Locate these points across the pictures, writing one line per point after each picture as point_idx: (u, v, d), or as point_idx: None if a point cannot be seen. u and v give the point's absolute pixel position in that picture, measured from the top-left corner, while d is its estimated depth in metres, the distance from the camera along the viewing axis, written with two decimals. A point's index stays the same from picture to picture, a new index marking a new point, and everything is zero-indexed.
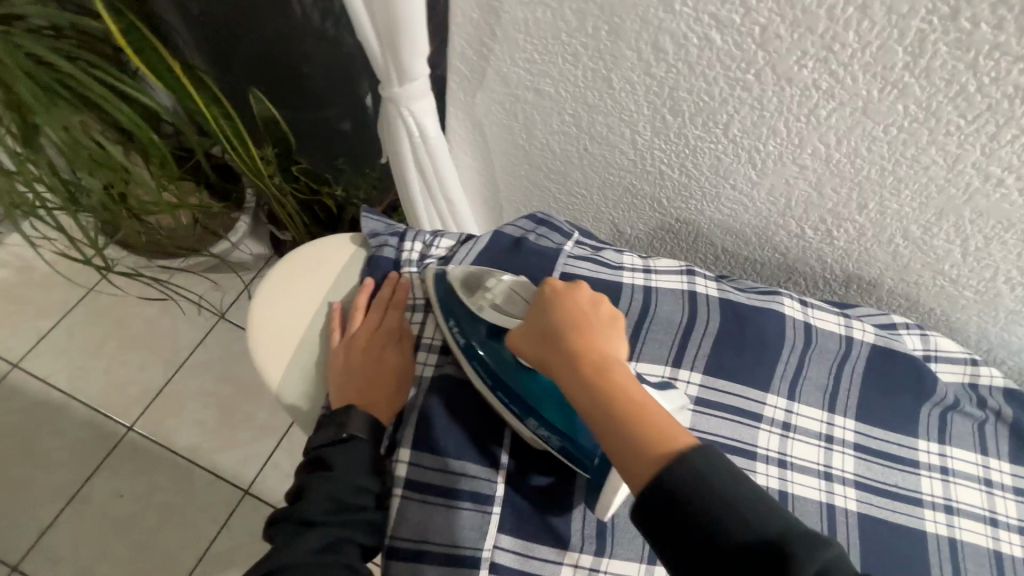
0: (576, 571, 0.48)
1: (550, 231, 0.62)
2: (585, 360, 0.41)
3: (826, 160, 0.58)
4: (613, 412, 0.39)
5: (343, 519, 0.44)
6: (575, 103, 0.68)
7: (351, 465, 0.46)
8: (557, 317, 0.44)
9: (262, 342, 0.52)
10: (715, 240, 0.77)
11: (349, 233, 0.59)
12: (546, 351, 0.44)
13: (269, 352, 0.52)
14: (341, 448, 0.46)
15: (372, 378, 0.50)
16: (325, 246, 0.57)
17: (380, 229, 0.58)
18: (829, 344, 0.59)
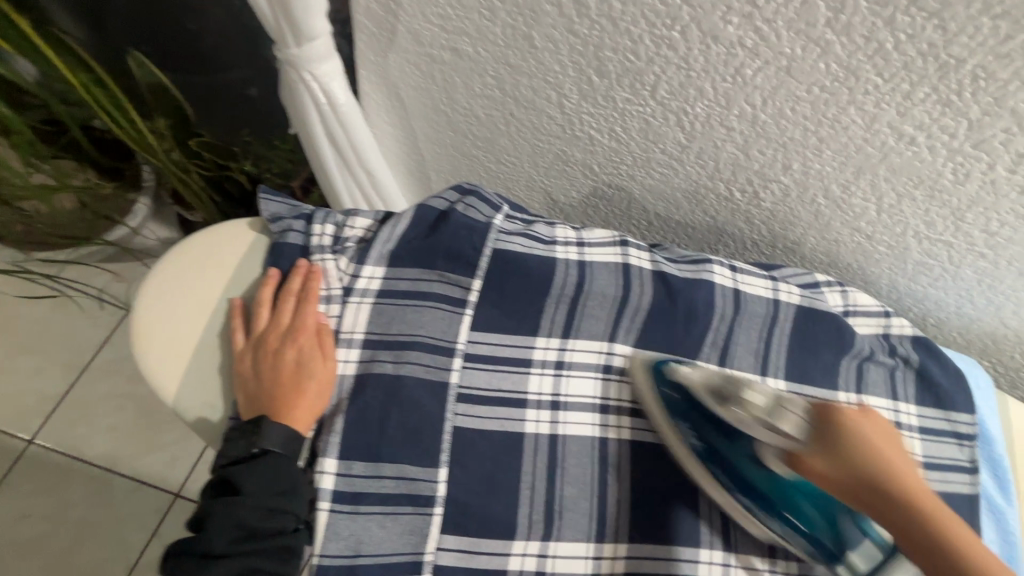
0: (525, 559, 0.47)
1: (479, 202, 0.55)
2: (917, 493, 0.40)
3: (753, 122, 0.57)
4: (933, 547, 0.38)
5: (253, 546, 0.41)
6: (496, 65, 0.63)
7: (260, 487, 0.41)
8: (888, 455, 0.42)
9: (151, 353, 0.46)
10: (648, 205, 0.76)
11: (247, 218, 0.52)
12: (854, 479, 0.42)
13: (162, 363, 0.45)
14: (249, 467, 0.42)
15: (289, 379, 0.44)
16: (219, 234, 0.50)
17: (283, 212, 0.52)
18: (757, 308, 0.59)
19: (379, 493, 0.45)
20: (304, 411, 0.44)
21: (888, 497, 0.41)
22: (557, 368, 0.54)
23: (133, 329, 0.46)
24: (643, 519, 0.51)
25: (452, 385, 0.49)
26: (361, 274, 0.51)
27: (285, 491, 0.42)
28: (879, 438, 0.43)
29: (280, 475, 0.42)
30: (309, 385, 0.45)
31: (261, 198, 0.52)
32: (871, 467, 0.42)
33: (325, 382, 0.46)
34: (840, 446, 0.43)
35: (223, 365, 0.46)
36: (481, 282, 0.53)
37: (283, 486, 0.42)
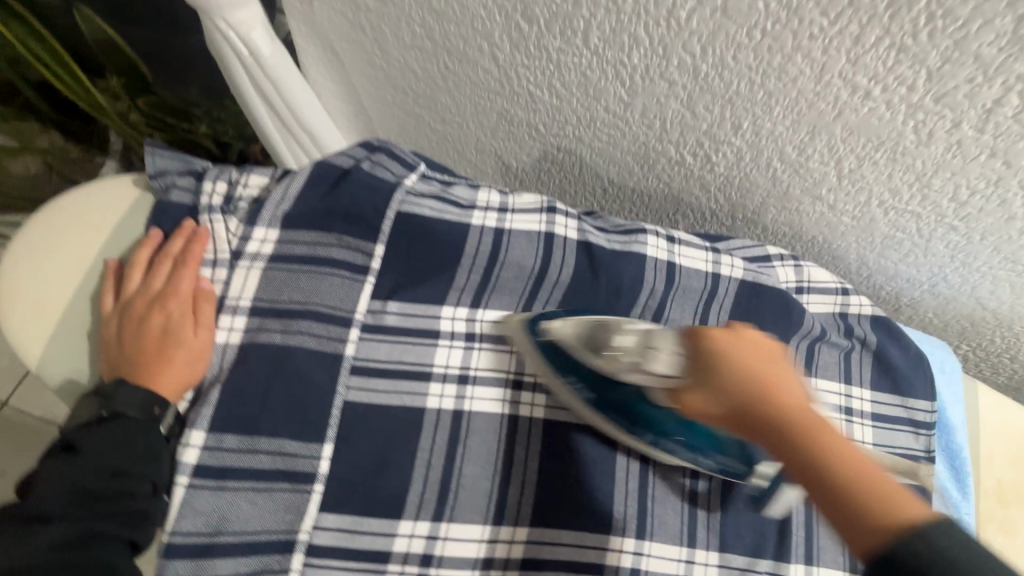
0: (412, 540, 0.44)
1: (387, 160, 0.51)
2: (803, 421, 0.31)
3: (694, 74, 0.51)
4: (837, 478, 0.29)
5: (91, 513, 0.38)
6: (421, 11, 0.57)
7: (107, 449, 0.39)
8: (737, 363, 0.34)
9: (11, 312, 0.43)
10: (600, 171, 0.70)
11: (134, 173, 0.49)
12: (734, 405, 0.34)
13: (22, 320, 0.43)
14: (96, 429, 0.40)
15: (154, 345, 0.42)
16: (99, 190, 0.47)
17: (170, 168, 0.48)
18: (693, 283, 0.54)
19: (252, 468, 0.42)
20: (172, 380, 0.42)
21: (768, 422, 0.32)
22: (467, 342, 0.50)
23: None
24: (546, 504, 0.47)
25: (345, 358, 0.46)
26: (250, 237, 0.47)
27: (137, 453, 0.40)
28: (746, 353, 0.35)
29: (132, 436, 0.40)
30: (181, 353, 0.43)
31: (147, 153, 0.48)
32: (737, 390, 0.34)
33: (199, 352, 0.44)
34: (709, 366, 0.36)
35: (92, 330, 0.44)
36: (384, 247, 0.49)
37: (135, 448, 0.40)
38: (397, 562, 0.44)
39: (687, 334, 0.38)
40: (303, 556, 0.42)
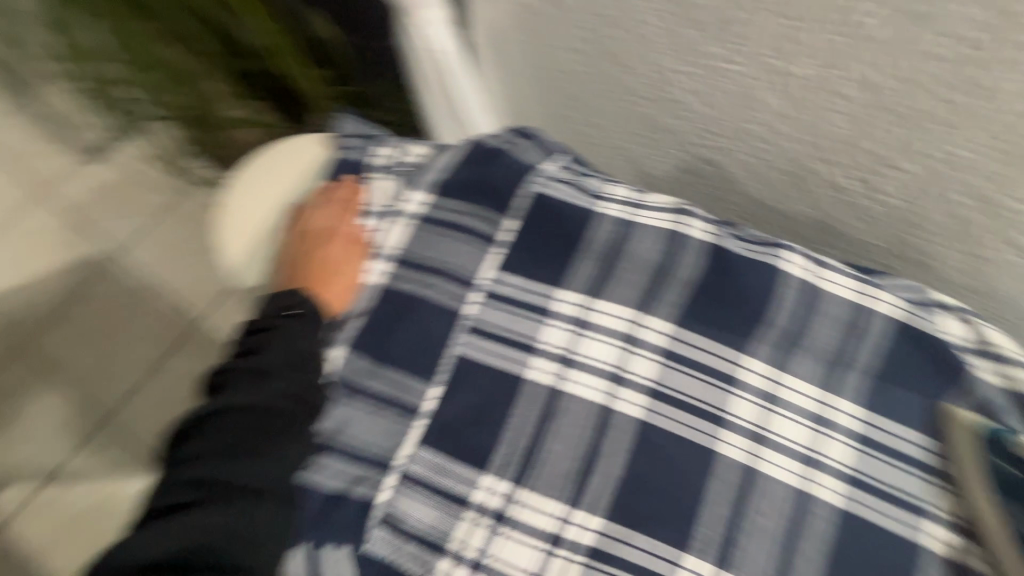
0: (492, 495, 0.46)
1: (532, 145, 0.56)
2: None
3: (867, 86, 0.47)
4: None
5: (262, 385, 0.44)
6: (586, 15, 0.61)
7: (278, 336, 0.47)
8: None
9: (227, 230, 0.57)
10: (744, 188, 0.67)
11: (325, 133, 0.60)
12: None
13: (234, 239, 0.56)
14: (270, 324, 0.48)
15: (318, 269, 0.51)
16: (299, 145, 0.59)
17: (356, 133, 0.58)
18: (837, 311, 0.50)
19: (373, 392, 0.49)
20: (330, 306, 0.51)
21: None
22: (576, 326, 0.51)
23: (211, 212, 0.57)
24: (625, 500, 0.47)
25: (466, 316, 0.51)
26: (407, 197, 0.54)
27: (300, 342, 0.46)
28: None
29: (299, 332, 0.47)
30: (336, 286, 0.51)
31: (340, 119, 0.58)
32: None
33: (350, 285, 0.52)
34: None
35: (270, 258, 0.57)
36: (517, 224, 0.53)
37: (298, 340, 0.47)
38: (471, 512, 0.45)
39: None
40: (397, 480, 0.46)
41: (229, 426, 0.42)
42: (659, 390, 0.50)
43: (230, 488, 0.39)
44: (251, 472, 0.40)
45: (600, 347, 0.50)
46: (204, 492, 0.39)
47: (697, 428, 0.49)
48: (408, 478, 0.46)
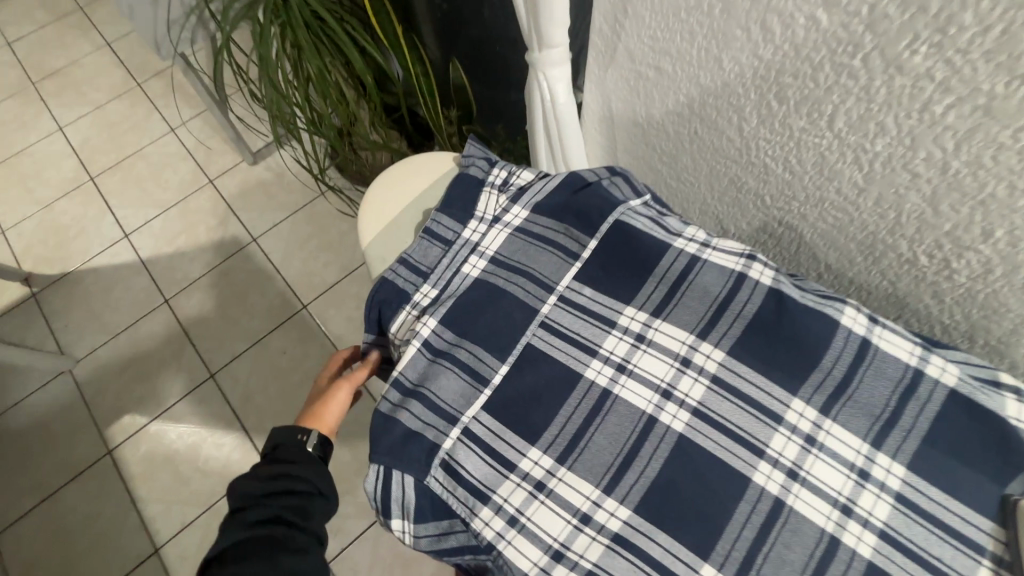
0: (535, 467, 0.52)
1: (622, 183, 0.65)
2: None
3: (942, 169, 0.52)
4: None
5: (288, 507, 0.61)
6: (689, 84, 0.71)
7: (295, 477, 0.63)
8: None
9: (365, 218, 0.69)
10: (818, 252, 0.71)
11: (453, 154, 0.72)
12: None
13: (369, 224, 0.68)
14: (292, 459, 0.64)
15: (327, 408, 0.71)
16: (430, 159, 0.72)
17: (476, 153, 0.69)
18: (889, 368, 0.52)
19: (453, 358, 0.57)
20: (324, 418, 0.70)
21: None
22: (636, 339, 0.57)
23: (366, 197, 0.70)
24: (654, 503, 0.51)
25: (540, 313, 0.59)
26: (510, 210, 0.65)
27: (308, 476, 0.64)
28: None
29: (309, 468, 0.64)
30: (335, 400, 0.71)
31: (469, 141, 0.71)
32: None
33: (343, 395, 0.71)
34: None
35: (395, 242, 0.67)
36: (597, 244, 0.61)
37: (309, 468, 0.64)
38: (517, 475, 0.52)
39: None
40: (458, 434, 0.53)
41: (268, 533, 0.58)
42: (699, 410, 0.54)
43: (284, 560, 0.56)
44: (283, 553, 0.57)
45: (653, 362, 0.56)
46: (263, 566, 0.55)
47: (735, 454, 0.52)
48: (470, 434, 0.54)
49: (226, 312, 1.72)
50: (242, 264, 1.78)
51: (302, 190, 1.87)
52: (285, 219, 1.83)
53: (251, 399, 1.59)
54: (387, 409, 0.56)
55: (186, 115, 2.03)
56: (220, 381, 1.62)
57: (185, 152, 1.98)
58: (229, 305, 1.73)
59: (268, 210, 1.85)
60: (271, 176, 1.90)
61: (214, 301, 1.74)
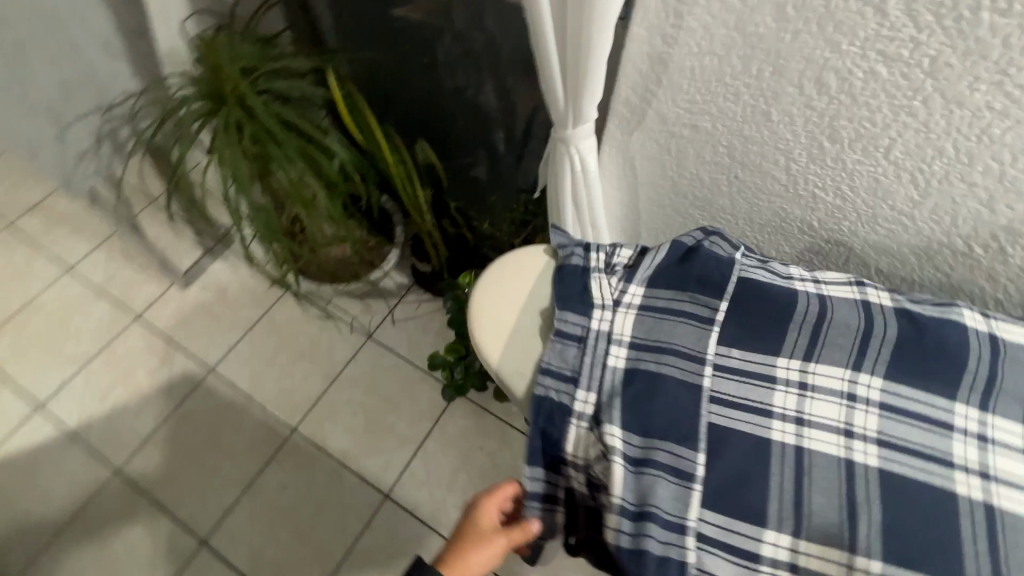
0: (777, 547, 0.53)
1: (720, 240, 0.67)
2: None
3: (999, 177, 0.61)
4: None
5: None
6: (731, 137, 0.76)
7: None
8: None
9: (484, 334, 0.67)
10: (869, 261, 0.79)
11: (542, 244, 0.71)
12: None
13: (490, 341, 0.67)
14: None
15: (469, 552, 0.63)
16: (525, 255, 0.70)
17: (567, 242, 0.69)
18: (1021, 356, 0.58)
19: (657, 464, 0.55)
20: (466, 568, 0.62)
21: None
22: (800, 388, 0.59)
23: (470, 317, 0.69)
24: (895, 543, 0.52)
25: (705, 388, 0.58)
26: (627, 290, 0.64)
27: None
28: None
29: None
30: (479, 554, 0.63)
31: (552, 231, 0.70)
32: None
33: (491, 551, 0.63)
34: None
35: (523, 353, 0.66)
36: (727, 305, 0.62)
37: None
38: (768, 565, 0.53)
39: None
40: (695, 540, 0.54)
41: None
42: (884, 439, 0.56)
43: None
44: None
45: (823, 406, 0.58)
46: None
47: (929, 471, 0.55)
48: (704, 538, 0.54)
49: (198, 462, 1.47)
50: (203, 402, 1.54)
51: (252, 303, 1.68)
52: (242, 339, 1.63)
53: (262, 554, 1.37)
54: (630, 544, 0.55)
55: (81, 249, 1.75)
56: (218, 545, 1.38)
57: (93, 291, 1.69)
58: (201, 454, 1.48)
59: (217, 334, 1.63)
60: (210, 296, 1.69)
61: (180, 454, 1.48)
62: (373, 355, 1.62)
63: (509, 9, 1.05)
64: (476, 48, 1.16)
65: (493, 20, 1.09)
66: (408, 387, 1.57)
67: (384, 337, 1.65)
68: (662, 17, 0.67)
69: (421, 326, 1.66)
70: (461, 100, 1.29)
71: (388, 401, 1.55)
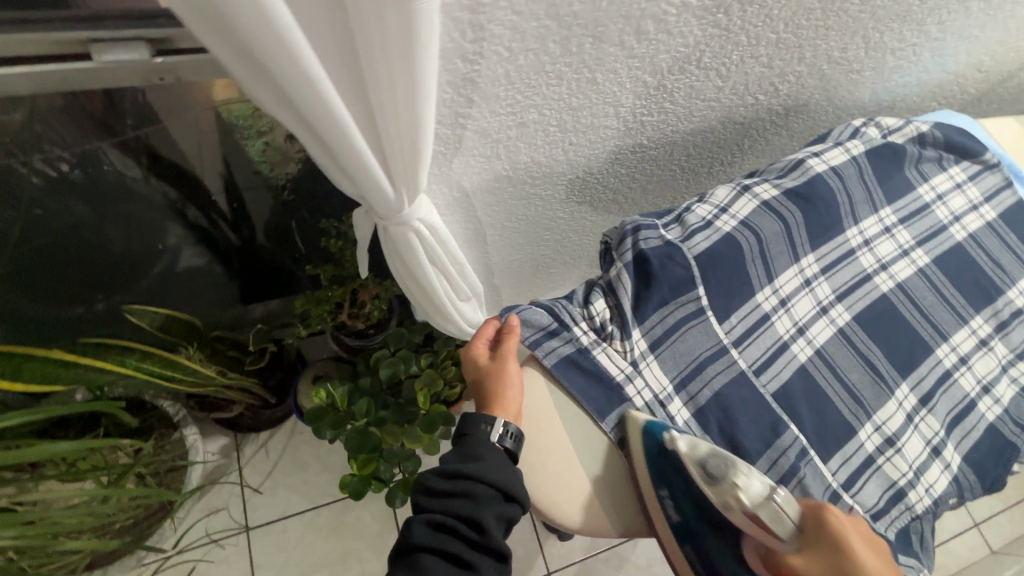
0: (870, 435, 0.60)
1: (648, 230, 0.64)
2: None
3: (777, 43, 0.68)
4: None
5: None
6: (559, 114, 0.67)
7: (475, 482, 0.49)
8: (855, 555, 0.44)
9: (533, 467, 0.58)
10: (688, 146, 0.86)
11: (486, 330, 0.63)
12: None
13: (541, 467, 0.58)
14: (471, 451, 0.51)
15: (496, 390, 0.57)
16: (479, 355, 0.61)
17: (542, 332, 0.60)
18: (848, 168, 0.74)
19: (789, 468, 0.56)
20: (507, 399, 0.56)
21: None
22: (782, 304, 0.65)
23: (505, 398, 0.56)
24: (901, 359, 0.65)
25: (746, 369, 0.61)
26: (633, 342, 0.60)
27: None
28: (860, 540, 0.46)
29: (494, 469, 0.50)
30: (507, 379, 0.58)
31: (482, 335, 0.61)
32: (839, 561, 0.45)
33: (505, 370, 0.58)
34: (820, 540, 0.46)
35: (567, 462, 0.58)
36: (702, 286, 0.62)
37: None
38: (878, 455, 0.59)
39: (810, 506, 0.49)
40: (844, 492, 0.57)
41: None
42: (839, 293, 0.68)
43: None
44: None
45: (801, 306, 0.66)
46: None
47: (869, 291, 0.69)
48: (845, 485, 0.58)
49: None
50: None
51: None
52: None
53: None
54: None
55: None
56: None
57: None
58: None
59: None
60: None
61: None
62: (272, 542, 1.23)
63: (151, 93, 0.80)
64: (122, 148, 0.86)
65: (126, 102, 0.79)
66: (341, 530, 1.26)
67: (264, 514, 1.26)
68: (456, 38, 0.49)
69: (292, 466, 1.31)
70: (146, 209, 0.97)
71: (336, 562, 1.23)
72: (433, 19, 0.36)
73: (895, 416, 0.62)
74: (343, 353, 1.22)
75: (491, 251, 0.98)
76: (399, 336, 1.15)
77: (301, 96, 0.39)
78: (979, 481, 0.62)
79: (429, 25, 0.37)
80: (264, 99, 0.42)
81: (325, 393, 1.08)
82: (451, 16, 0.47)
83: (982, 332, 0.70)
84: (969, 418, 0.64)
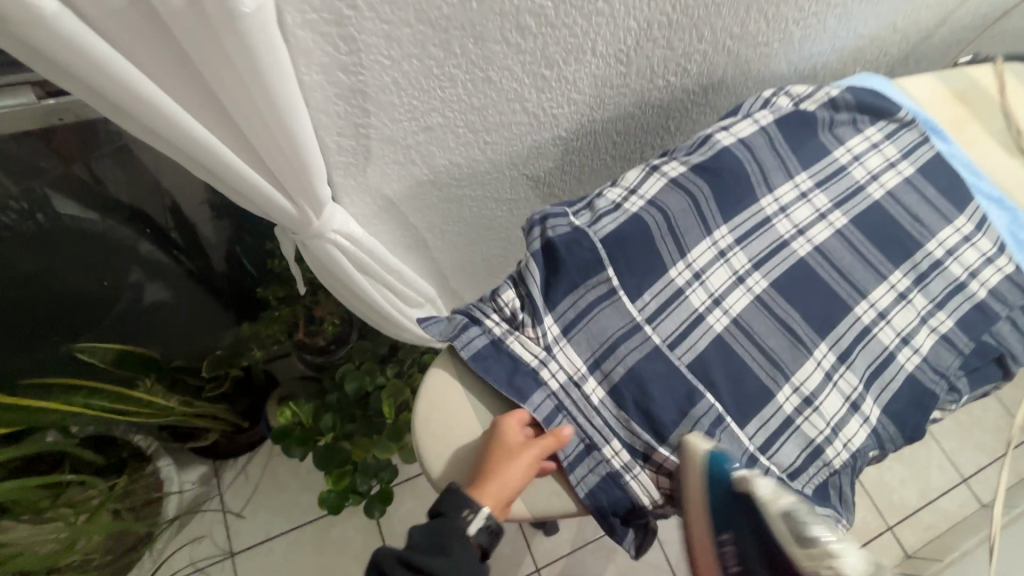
0: (788, 397, 0.61)
1: (557, 219, 0.65)
2: None
3: (670, 24, 0.70)
4: None
5: None
6: (465, 115, 0.68)
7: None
8: None
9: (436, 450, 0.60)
10: (610, 132, 0.87)
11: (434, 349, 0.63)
12: None
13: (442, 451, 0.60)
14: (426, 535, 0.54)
15: (499, 479, 0.55)
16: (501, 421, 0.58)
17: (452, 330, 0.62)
18: (757, 139, 0.75)
19: (704, 437, 0.58)
20: (502, 497, 0.55)
21: None
22: (697, 278, 0.66)
23: (501, 495, 0.55)
24: (819, 319, 0.66)
25: (661, 344, 0.62)
26: (546, 328, 0.61)
27: None
28: None
29: None
30: (516, 480, 0.55)
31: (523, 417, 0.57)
32: None
33: (519, 469, 0.55)
34: None
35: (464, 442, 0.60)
36: (611, 267, 0.64)
37: None
38: (796, 416, 0.60)
39: None
40: (761, 455, 0.59)
41: None
42: (755, 261, 0.69)
43: None
44: None
45: (716, 278, 0.67)
46: None
47: (787, 256, 0.70)
48: (762, 448, 0.59)
49: None
50: None
51: None
52: None
53: None
54: None
55: None
56: None
57: None
58: None
59: None
60: None
61: None
62: (257, 565, 1.24)
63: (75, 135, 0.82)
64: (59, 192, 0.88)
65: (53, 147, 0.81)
66: (325, 546, 1.27)
67: (249, 538, 1.27)
68: (330, 52, 0.51)
69: (273, 488, 1.32)
70: None
71: None
72: (272, 38, 0.38)
73: (812, 375, 0.63)
74: (308, 371, 1.24)
75: (437, 255, 1.00)
76: (361, 349, 1.17)
77: (160, 124, 0.40)
78: (899, 431, 0.63)
79: (268, 44, 0.38)
80: (130, 128, 0.43)
81: (290, 413, 1.09)
82: (318, 30, 0.48)
83: (901, 286, 0.71)
84: (888, 370, 0.65)
